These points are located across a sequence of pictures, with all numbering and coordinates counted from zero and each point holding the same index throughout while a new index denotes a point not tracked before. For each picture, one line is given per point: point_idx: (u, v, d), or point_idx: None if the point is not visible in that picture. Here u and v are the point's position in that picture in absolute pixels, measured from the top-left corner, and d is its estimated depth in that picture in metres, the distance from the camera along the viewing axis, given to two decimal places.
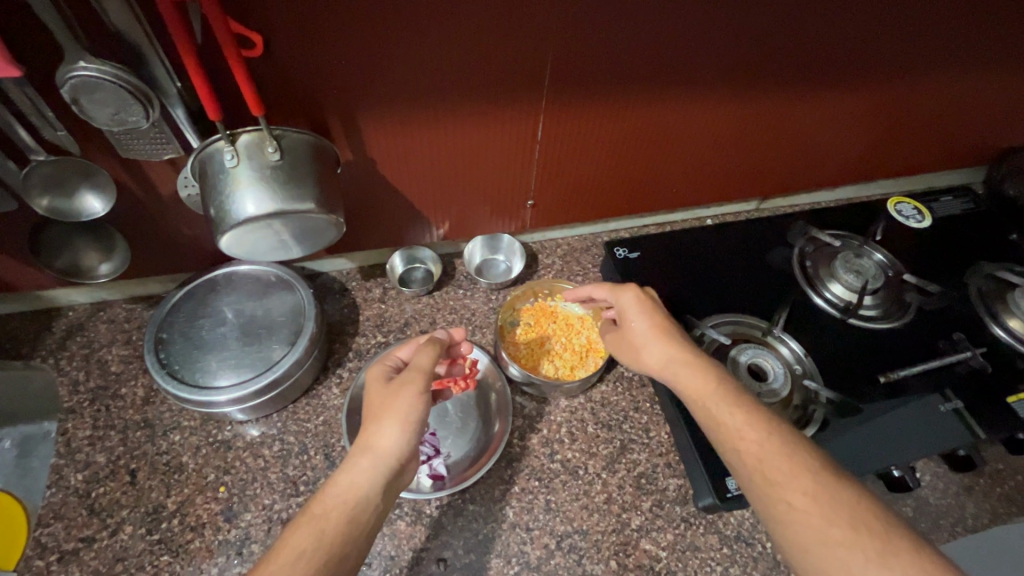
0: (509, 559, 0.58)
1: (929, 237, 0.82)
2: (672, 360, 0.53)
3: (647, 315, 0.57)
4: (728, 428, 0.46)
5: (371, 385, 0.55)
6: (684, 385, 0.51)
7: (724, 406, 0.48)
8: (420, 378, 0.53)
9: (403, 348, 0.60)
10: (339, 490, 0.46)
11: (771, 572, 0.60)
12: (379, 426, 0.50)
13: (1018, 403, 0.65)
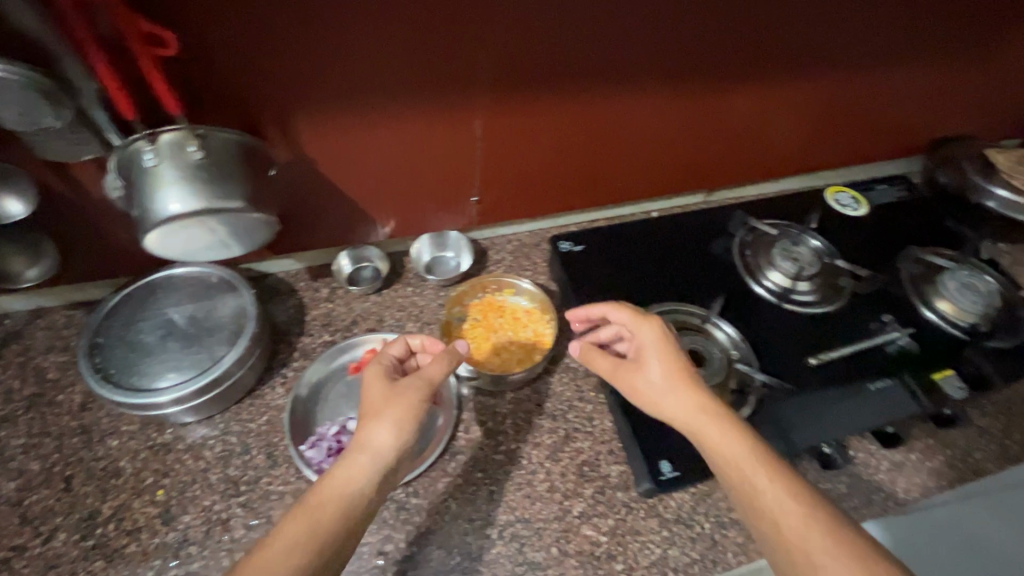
0: (450, 549, 0.59)
1: (865, 224, 0.85)
2: (699, 412, 0.53)
3: (668, 360, 0.56)
4: (766, 495, 0.47)
5: (369, 379, 0.57)
6: (714, 440, 0.51)
7: (760, 471, 0.48)
8: (420, 390, 0.54)
9: (393, 344, 0.62)
10: (334, 485, 0.47)
11: (708, 551, 0.61)
12: (378, 426, 0.51)
13: (944, 381, 0.68)
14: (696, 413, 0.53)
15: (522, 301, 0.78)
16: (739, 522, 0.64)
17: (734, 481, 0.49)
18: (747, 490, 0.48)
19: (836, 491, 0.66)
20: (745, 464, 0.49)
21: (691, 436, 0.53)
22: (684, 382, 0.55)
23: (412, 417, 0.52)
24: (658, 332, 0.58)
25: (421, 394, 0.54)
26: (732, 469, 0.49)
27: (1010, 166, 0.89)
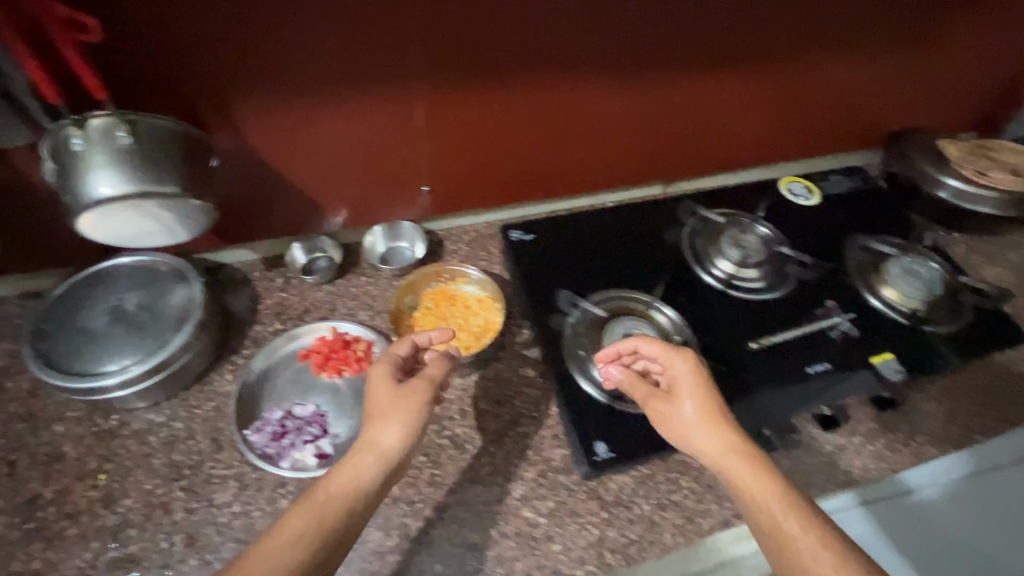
0: (389, 531, 0.60)
1: (818, 212, 0.86)
2: (731, 450, 0.52)
3: (703, 396, 0.56)
4: (796, 544, 0.46)
5: (375, 378, 0.58)
6: (744, 480, 0.50)
7: (792, 516, 0.47)
8: (423, 393, 0.57)
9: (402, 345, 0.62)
10: (342, 480, 0.50)
11: (646, 532, 0.62)
12: (387, 427, 0.54)
13: (882, 364, 0.70)
14: (730, 453, 0.52)
15: (474, 289, 0.79)
16: (677, 504, 0.65)
17: (762, 524, 0.48)
18: (774, 534, 0.47)
19: None
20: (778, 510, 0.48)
21: (720, 474, 0.52)
22: (717, 420, 0.54)
23: (416, 419, 0.55)
24: (692, 366, 0.58)
25: (425, 397, 0.57)
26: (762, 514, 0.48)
27: (964, 159, 0.90)
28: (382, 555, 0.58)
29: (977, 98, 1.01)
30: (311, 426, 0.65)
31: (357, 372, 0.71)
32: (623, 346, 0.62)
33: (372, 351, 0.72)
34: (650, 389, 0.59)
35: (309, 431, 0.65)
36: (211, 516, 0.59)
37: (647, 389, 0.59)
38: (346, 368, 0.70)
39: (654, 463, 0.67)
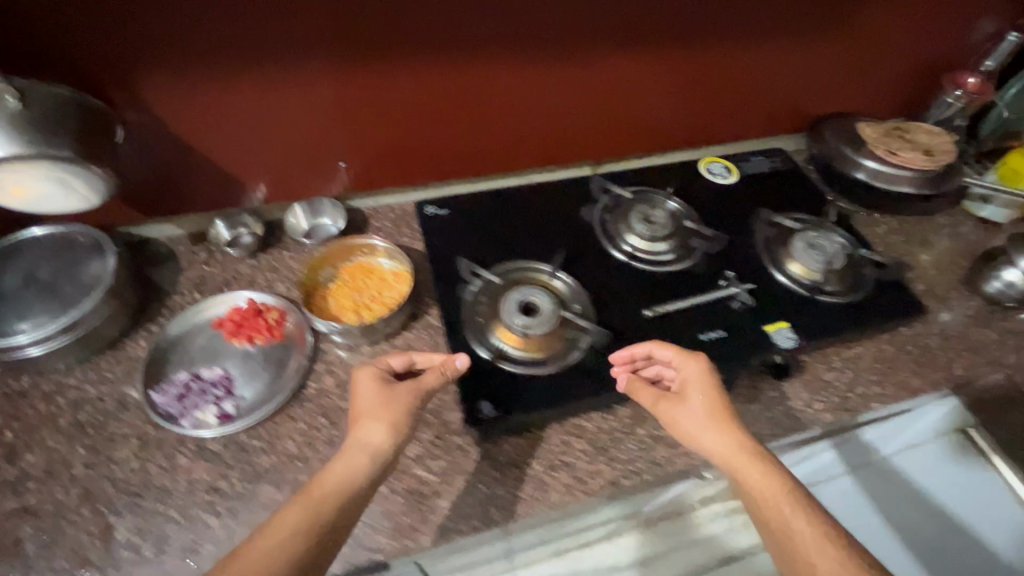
0: (281, 487, 0.62)
1: (733, 191, 0.88)
2: (741, 451, 0.56)
3: (709, 399, 0.59)
4: (802, 540, 0.51)
5: (363, 383, 0.60)
6: (754, 481, 0.54)
7: (798, 514, 0.52)
8: (412, 397, 0.59)
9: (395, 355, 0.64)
10: (334, 478, 0.53)
11: (534, 491, 0.64)
12: (373, 428, 0.56)
13: (775, 332, 0.72)
14: (741, 454, 0.56)
15: (391, 263, 0.81)
16: (568, 465, 0.67)
17: (770, 520, 0.53)
18: (779, 528, 0.52)
19: (668, 437, 0.69)
20: (788, 508, 0.53)
21: (731, 474, 0.56)
22: (725, 423, 0.58)
23: (405, 420, 0.58)
24: (703, 369, 0.62)
25: (412, 401, 0.59)
26: (774, 512, 0.53)
27: (877, 139, 0.93)
28: (272, 509, 0.60)
29: (902, 83, 1.02)
30: (216, 388, 0.68)
31: (268, 340, 0.73)
32: (636, 351, 0.65)
33: (284, 321, 0.74)
34: (661, 392, 0.63)
35: (213, 392, 0.67)
36: (110, 471, 0.61)
37: (657, 392, 0.62)
38: (256, 335, 0.72)
39: (550, 426, 0.69)
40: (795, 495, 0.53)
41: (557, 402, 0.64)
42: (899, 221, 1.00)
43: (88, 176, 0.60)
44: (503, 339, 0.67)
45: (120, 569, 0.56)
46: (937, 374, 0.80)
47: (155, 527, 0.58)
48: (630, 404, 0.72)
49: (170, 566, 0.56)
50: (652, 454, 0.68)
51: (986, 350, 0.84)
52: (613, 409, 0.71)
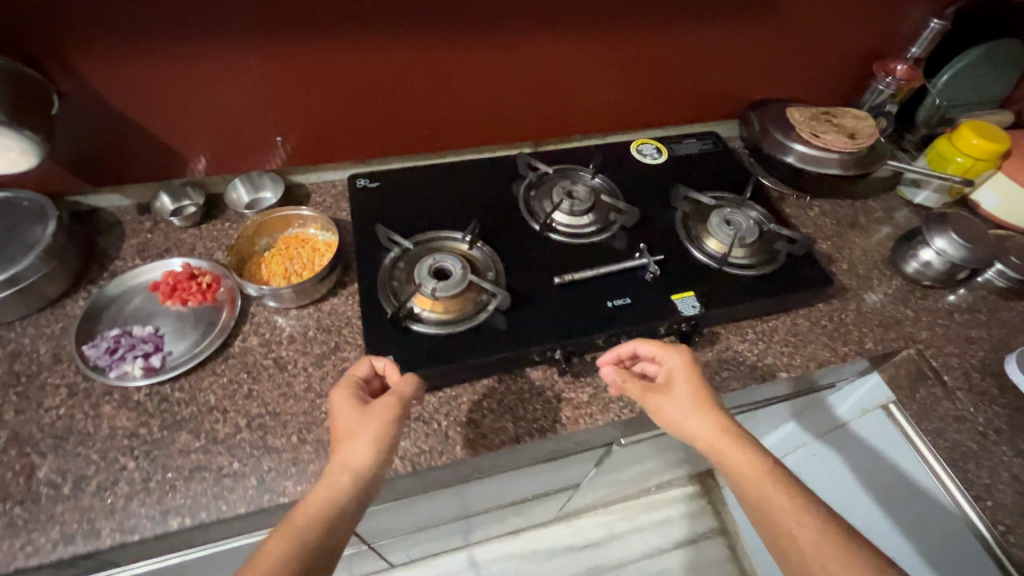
0: (198, 434, 0.66)
1: (659, 171, 0.92)
2: (724, 434, 0.60)
3: (692, 386, 0.64)
4: (778, 511, 0.55)
5: (341, 404, 0.59)
6: (738, 463, 0.58)
7: (781, 490, 0.56)
8: (391, 410, 0.58)
9: (363, 366, 0.63)
10: (318, 502, 0.51)
11: (439, 444, 0.68)
12: (353, 445, 0.55)
13: (680, 300, 0.75)
14: (726, 436, 0.60)
15: (323, 234, 0.85)
16: (475, 422, 0.70)
17: (756, 498, 0.56)
18: (764, 503, 0.56)
19: (575, 399, 0.73)
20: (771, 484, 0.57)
21: (716, 458, 0.60)
22: (707, 409, 0.62)
23: (387, 434, 0.56)
24: (685, 360, 0.67)
25: (392, 414, 0.58)
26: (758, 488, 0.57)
27: (804, 122, 0.96)
28: (187, 454, 0.64)
29: (835, 71, 1.05)
30: (145, 343, 0.72)
31: (201, 302, 0.77)
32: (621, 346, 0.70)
33: (217, 286, 0.79)
34: (647, 383, 0.67)
35: (142, 346, 0.71)
36: (38, 417, 0.66)
37: (644, 384, 0.66)
38: (189, 298, 0.77)
39: (460, 385, 0.72)
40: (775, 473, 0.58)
41: (460, 360, 0.67)
42: (832, 204, 1.03)
43: (25, 154, 0.66)
44: (418, 304, 0.70)
45: (39, 503, 0.60)
46: (848, 347, 0.83)
47: (75, 467, 0.62)
48: (541, 368, 0.75)
49: (87, 502, 0.60)
50: (557, 414, 0.71)
51: (900, 326, 0.87)
52: (524, 372, 0.75)
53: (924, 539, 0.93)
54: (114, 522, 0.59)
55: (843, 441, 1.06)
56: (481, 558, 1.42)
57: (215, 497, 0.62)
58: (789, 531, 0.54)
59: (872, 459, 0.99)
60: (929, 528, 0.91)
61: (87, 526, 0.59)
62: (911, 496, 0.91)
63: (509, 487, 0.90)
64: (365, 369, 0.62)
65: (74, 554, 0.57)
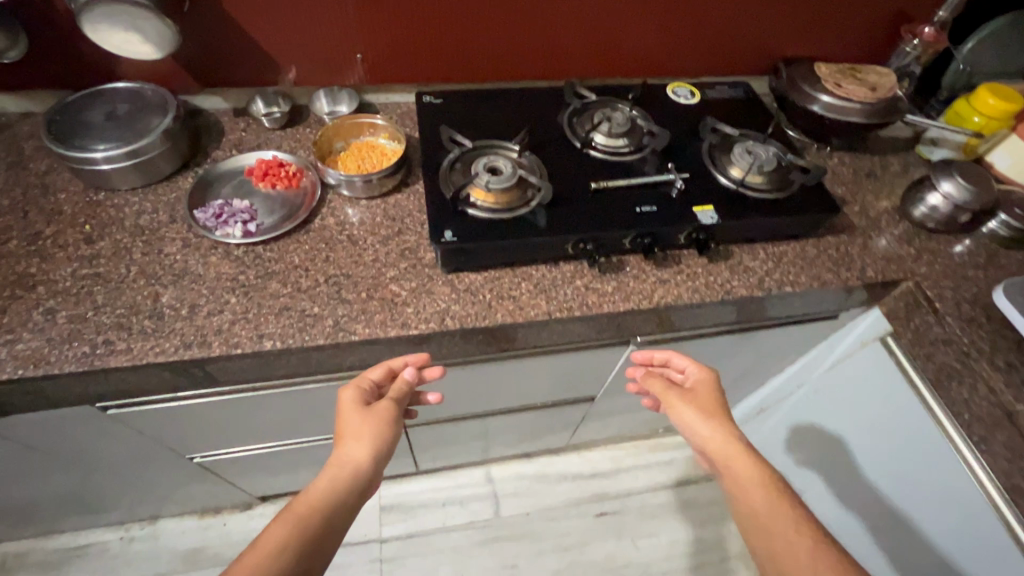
0: (286, 284, 0.80)
1: (690, 110, 1.02)
2: (730, 442, 0.76)
3: (712, 397, 0.81)
4: (761, 512, 0.70)
5: (348, 403, 0.73)
6: (741, 469, 0.73)
7: (773, 497, 0.70)
8: (389, 415, 0.72)
9: (375, 369, 0.78)
10: (318, 492, 0.63)
11: (483, 310, 0.80)
12: (353, 445, 0.68)
13: (701, 212, 0.86)
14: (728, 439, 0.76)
15: (391, 142, 0.98)
16: (513, 297, 0.82)
17: (756, 507, 0.70)
18: (764, 515, 0.69)
19: (601, 289, 0.84)
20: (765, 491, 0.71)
21: (722, 462, 0.76)
22: (716, 419, 0.78)
23: (382, 435, 0.70)
24: (710, 377, 0.84)
25: (388, 420, 0.72)
26: (752, 489, 0.72)
27: (829, 75, 1.04)
28: (277, 297, 0.78)
29: (865, 30, 1.12)
30: (244, 213, 0.86)
31: (287, 187, 0.91)
32: (655, 355, 0.90)
33: (301, 176, 0.92)
34: (671, 385, 0.84)
35: (242, 215, 0.86)
36: (160, 259, 0.80)
37: (665, 385, 0.84)
38: (278, 182, 0.90)
39: (503, 269, 0.84)
40: (771, 481, 0.72)
41: (506, 240, 0.79)
42: (851, 156, 1.11)
43: (154, 49, 0.81)
44: (474, 195, 0.82)
45: (163, 319, 0.74)
46: (850, 273, 0.92)
47: (190, 296, 0.77)
48: (572, 263, 0.87)
49: (199, 323, 0.74)
50: (584, 298, 0.83)
51: (902, 262, 0.96)
52: (558, 264, 0.86)
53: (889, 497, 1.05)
54: (222, 338, 0.73)
55: (824, 395, 1.19)
56: (497, 475, 1.56)
57: (299, 330, 0.75)
58: (784, 536, 0.67)
59: (851, 420, 1.11)
60: (898, 480, 1.02)
61: (201, 339, 0.73)
62: (890, 443, 1.02)
63: (532, 380, 1.03)
64: (377, 372, 0.77)
65: (191, 357, 0.71)
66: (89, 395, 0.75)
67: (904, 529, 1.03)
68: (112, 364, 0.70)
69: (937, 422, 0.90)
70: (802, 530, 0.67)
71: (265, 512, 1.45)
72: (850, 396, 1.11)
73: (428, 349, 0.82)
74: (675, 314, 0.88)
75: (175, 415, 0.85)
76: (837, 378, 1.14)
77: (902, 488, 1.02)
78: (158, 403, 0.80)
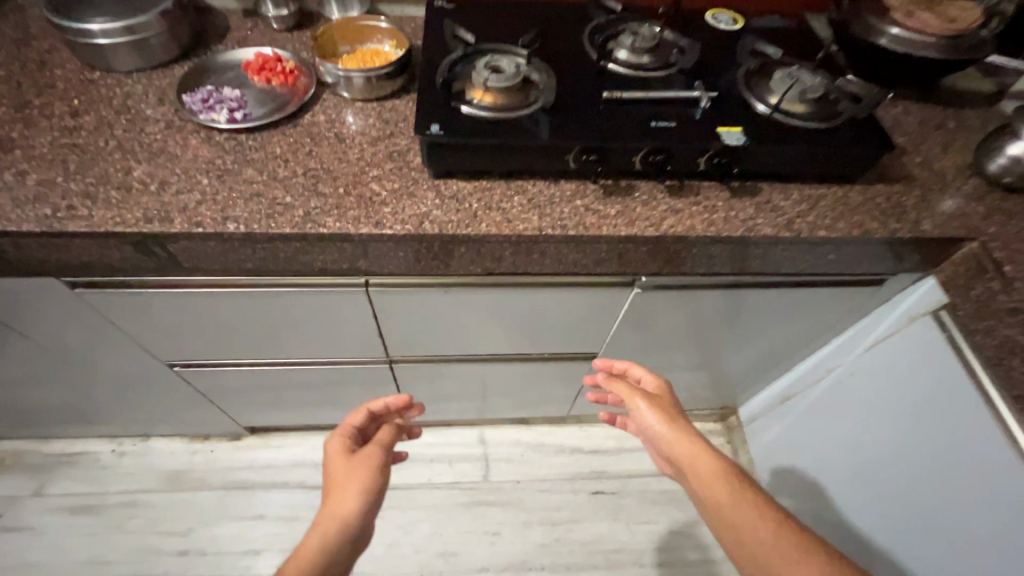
0: (262, 171, 0.75)
1: (729, 34, 0.90)
2: (689, 439, 0.72)
3: (668, 399, 0.78)
4: (727, 504, 0.65)
5: (331, 453, 0.81)
6: (702, 463, 0.70)
7: (738, 486, 0.67)
8: (375, 457, 0.79)
9: (358, 416, 0.91)
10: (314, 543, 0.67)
11: (467, 219, 0.73)
12: (344, 493, 0.73)
13: (726, 132, 0.75)
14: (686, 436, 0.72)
15: (396, 50, 0.91)
16: (502, 209, 0.74)
17: (723, 504, 0.66)
18: (732, 513, 0.64)
19: (602, 212, 0.75)
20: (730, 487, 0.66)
21: (682, 458, 0.71)
22: (676, 419, 0.75)
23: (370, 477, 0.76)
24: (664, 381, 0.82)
25: (376, 461, 0.78)
26: (713, 485, 0.67)
27: (901, 4, 0.90)
28: (250, 183, 0.73)
29: None
30: (232, 102, 0.82)
31: (283, 85, 0.87)
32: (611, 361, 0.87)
33: (297, 74, 0.87)
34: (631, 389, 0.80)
35: (230, 104, 0.81)
36: (140, 136, 0.77)
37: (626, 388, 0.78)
38: (273, 77, 0.86)
39: (496, 181, 0.77)
40: (735, 474, 0.68)
41: (499, 143, 0.72)
42: (916, 104, 0.96)
43: None
44: (471, 93, 0.74)
45: (130, 191, 0.71)
46: (901, 225, 0.79)
47: (161, 174, 0.73)
48: (573, 182, 0.78)
49: (165, 198, 0.70)
50: (582, 219, 0.74)
51: (967, 219, 0.81)
52: (558, 181, 0.78)
53: (905, 511, 0.93)
54: (186, 215, 0.69)
55: (858, 376, 1.05)
56: (491, 438, 1.49)
57: (267, 216, 0.70)
58: (754, 530, 0.62)
59: (885, 406, 0.97)
60: (924, 474, 0.88)
61: (164, 214, 0.69)
62: (921, 428, 0.88)
63: (525, 320, 0.95)
64: (360, 418, 0.91)
65: (150, 231, 0.67)
66: (55, 264, 0.73)
67: (921, 532, 0.89)
68: (70, 228, 0.67)
69: (1000, 423, 0.75)
70: (766, 513, 0.64)
71: (251, 445, 1.43)
72: (888, 374, 0.97)
73: (403, 259, 0.76)
74: (686, 250, 0.78)
75: (147, 303, 0.83)
76: (877, 357, 1.00)
77: (930, 484, 0.87)
78: (136, 287, 0.80)
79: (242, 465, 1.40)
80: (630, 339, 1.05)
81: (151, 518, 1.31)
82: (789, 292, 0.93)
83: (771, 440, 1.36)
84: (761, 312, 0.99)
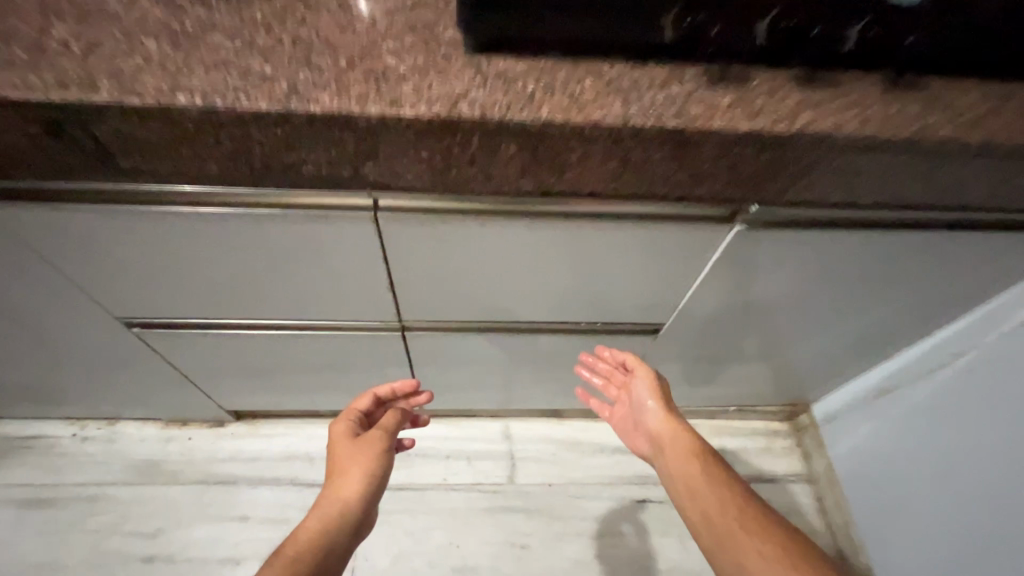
0: (232, 37, 0.53)
1: None
2: (672, 423, 0.83)
3: (662, 389, 0.87)
4: (692, 484, 0.75)
5: (336, 436, 0.76)
6: (678, 444, 0.80)
7: (709, 469, 0.75)
8: (381, 439, 0.75)
9: (363, 399, 0.83)
10: (317, 522, 0.64)
11: (519, 103, 0.51)
12: (348, 476, 0.69)
13: None
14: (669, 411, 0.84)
15: None
16: (569, 94, 0.52)
17: (692, 480, 0.75)
18: (699, 489, 0.73)
19: (711, 101, 0.53)
20: (688, 454, 0.78)
21: (662, 435, 0.83)
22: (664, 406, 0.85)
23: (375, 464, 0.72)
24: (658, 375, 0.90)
25: (381, 445, 0.74)
26: (679, 452, 0.79)
27: None
28: (215, 50, 0.52)
29: None
30: None
31: None
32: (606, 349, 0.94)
33: None
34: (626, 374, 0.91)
35: None
36: None
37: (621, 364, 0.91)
38: None
39: (560, 59, 0.55)
40: (711, 460, 0.77)
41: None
42: None
43: None
44: None
45: (43, 53, 0.50)
46: None
47: (91, 35, 0.52)
48: (666, 65, 0.56)
49: (92, 63, 0.49)
50: (682, 109, 0.52)
51: None
52: (645, 63, 0.55)
53: None
54: (118, 84, 0.48)
55: (1004, 363, 0.83)
56: (517, 433, 1.26)
57: (235, 88, 0.49)
58: (714, 510, 0.70)
59: None
60: None
61: (86, 81, 0.48)
62: None
63: (579, 271, 0.73)
64: (365, 402, 0.83)
65: (66, 101, 0.46)
66: None
67: None
68: None
69: None
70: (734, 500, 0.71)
71: (236, 433, 1.21)
72: None
73: (430, 167, 0.54)
74: (823, 164, 0.55)
75: (87, 229, 0.62)
76: None
77: None
78: (70, 203, 0.59)
79: (223, 458, 1.18)
80: (707, 304, 0.83)
81: (114, 516, 1.10)
82: (935, 241, 0.70)
83: (862, 444, 1.12)
84: (885, 272, 0.77)
